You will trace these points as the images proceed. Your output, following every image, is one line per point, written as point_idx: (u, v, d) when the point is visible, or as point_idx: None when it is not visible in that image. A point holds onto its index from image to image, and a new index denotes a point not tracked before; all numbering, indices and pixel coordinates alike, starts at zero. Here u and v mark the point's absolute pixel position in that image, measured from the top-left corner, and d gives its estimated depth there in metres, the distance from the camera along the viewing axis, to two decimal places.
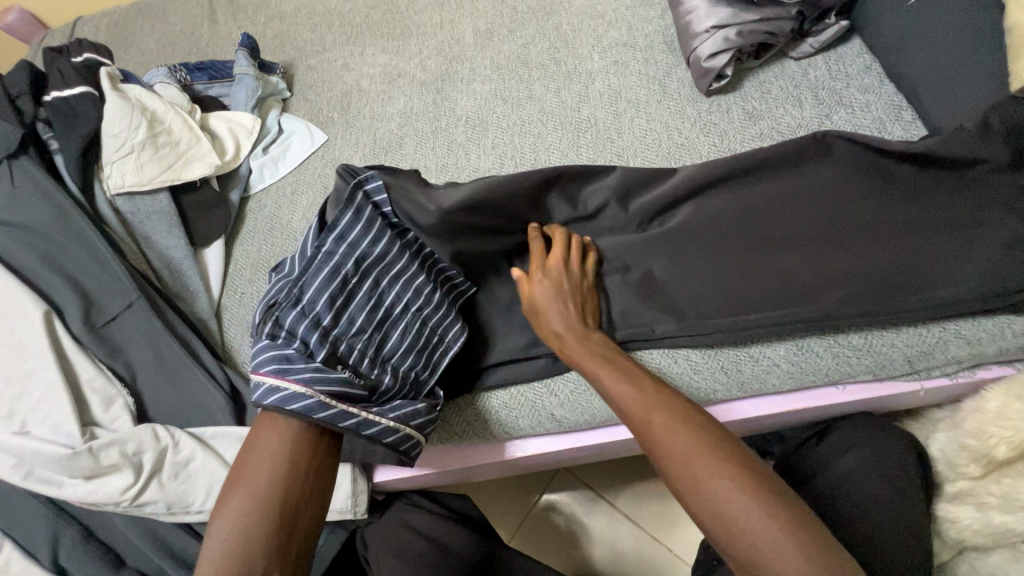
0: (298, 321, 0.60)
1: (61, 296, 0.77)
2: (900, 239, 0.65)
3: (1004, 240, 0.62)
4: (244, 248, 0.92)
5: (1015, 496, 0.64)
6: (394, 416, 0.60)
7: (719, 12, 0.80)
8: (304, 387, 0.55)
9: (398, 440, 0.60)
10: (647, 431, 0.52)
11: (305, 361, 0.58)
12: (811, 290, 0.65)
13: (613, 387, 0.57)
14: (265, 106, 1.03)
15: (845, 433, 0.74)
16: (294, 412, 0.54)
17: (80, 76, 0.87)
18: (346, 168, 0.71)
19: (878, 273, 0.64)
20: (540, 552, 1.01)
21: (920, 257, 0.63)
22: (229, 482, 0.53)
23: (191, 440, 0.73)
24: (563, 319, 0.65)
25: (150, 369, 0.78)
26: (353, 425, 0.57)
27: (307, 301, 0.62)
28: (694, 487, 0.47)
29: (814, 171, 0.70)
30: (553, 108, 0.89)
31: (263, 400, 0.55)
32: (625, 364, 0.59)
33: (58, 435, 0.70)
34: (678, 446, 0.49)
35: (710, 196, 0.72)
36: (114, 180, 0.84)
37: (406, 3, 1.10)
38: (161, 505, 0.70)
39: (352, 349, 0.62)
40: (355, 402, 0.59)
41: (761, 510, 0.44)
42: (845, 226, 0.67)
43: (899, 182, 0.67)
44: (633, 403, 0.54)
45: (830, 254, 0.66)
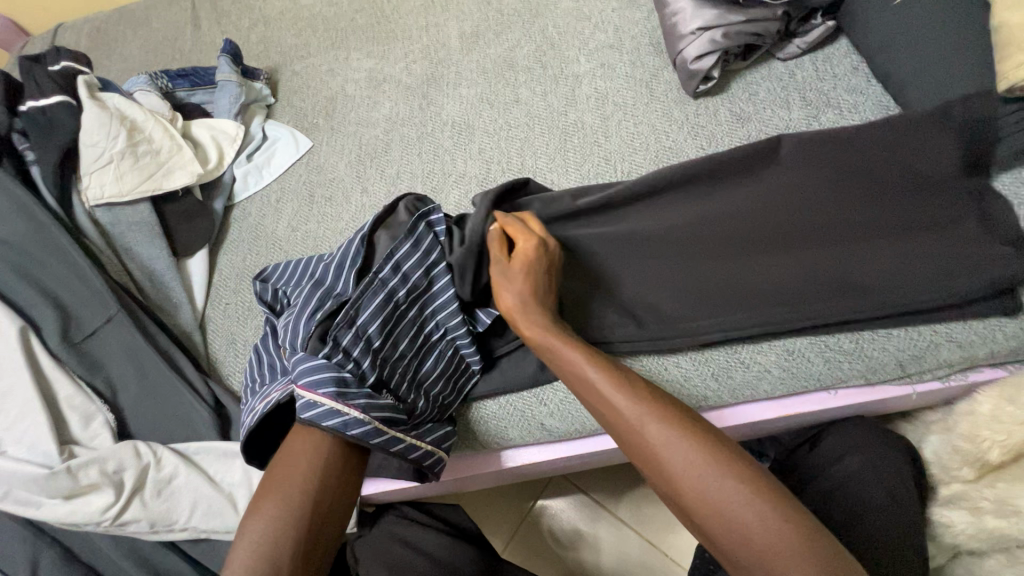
0: (353, 343, 0.62)
1: (39, 311, 0.75)
2: (856, 242, 0.65)
3: (961, 242, 0.62)
4: (229, 258, 0.90)
5: (1009, 499, 0.64)
6: (430, 439, 0.63)
7: (705, 13, 0.79)
8: (361, 413, 0.58)
9: (427, 457, 0.62)
10: (644, 441, 0.50)
11: (360, 386, 0.59)
12: (799, 292, 0.64)
13: (601, 393, 0.54)
14: (249, 113, 1.02)
15: (839, 437, 0.73)
16: (354, 437, 0.57)
17: (56, 85, 0.85)
18: (411, 200, 0.73)
19: (837, 276, 0.64)
20: (536, 560, 1.00)
21: (876, 260, 0.63)
22: (266, 481, 0.56)
23: (174, 456, 0.72)
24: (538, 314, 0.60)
25: (131, 384, 0.76)
26: (400, 451, 0.60)
27: (361, 323, 0.63)
28: (702, 500, 0.47)
29: (774, 173, 0.69)
30: (540, 112, 0.88)
31: (324, 421, 0.57)
32: (609, 364, 0.56)
33: (36, 455, 0.68)
34: (682, 457, 0.48)
35: (696, 194, 0.70)
36: (93, 191, 0.82)
37: (391, 7, 1.09)
38: (145, 523, 0.69)
39: (394, 372, 0.64)
40: (402, 427, 0.61)
41: (773, 516, 0.45)
42: (803, 229, 0.66)
43: (857, 184, 0.66)
44: (629, 411, 0.52)
45: (818, 255, 0.65)
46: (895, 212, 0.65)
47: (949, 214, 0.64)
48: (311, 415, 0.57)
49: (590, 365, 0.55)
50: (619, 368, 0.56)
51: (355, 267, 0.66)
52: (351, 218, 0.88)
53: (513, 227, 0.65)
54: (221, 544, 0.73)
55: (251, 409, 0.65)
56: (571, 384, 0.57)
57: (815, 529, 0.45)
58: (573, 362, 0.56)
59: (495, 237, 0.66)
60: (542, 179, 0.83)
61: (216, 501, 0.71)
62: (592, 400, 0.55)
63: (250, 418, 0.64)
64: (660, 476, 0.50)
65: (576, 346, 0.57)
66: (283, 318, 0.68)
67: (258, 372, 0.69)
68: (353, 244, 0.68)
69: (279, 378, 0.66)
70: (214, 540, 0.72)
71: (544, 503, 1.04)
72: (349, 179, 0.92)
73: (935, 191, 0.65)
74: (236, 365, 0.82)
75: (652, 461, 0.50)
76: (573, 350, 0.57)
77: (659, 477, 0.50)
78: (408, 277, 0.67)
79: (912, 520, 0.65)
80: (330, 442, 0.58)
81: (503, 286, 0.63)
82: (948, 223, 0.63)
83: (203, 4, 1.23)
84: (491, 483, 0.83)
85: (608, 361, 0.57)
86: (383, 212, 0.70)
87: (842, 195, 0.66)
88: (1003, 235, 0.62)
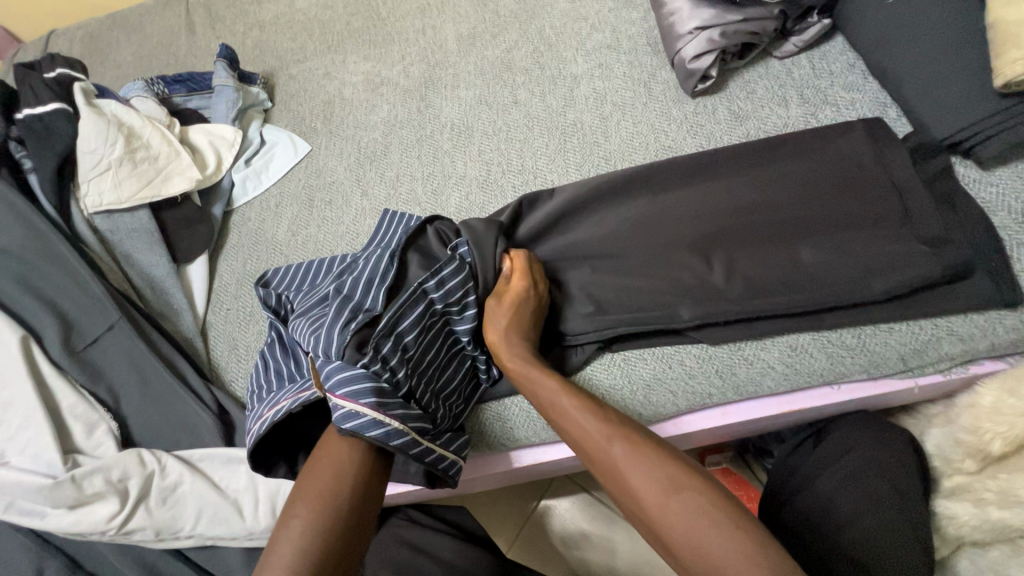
0: (391, 352, 0.62)
1: (40, 321, 0.75)
2: (784, 244, 0.67)
3: (888, 241, 0.65)
4: (229, 263, 0.90)
5: (1012, 491, 0.64)
6: (453, 448, 0.64)
7: (702, 12, 0.79)
8: (400, 423, 0.58)
9: (449, 465, 0.62)
10: (613, 461, 0.52)
11: (396, 396, 0.59)
12: (788, 283, 0.65)
13: (573, 416, 0.56)
14: (246, 118, 1.01)
15: (843, 433, 0.73)
16: (397, 447, 0.57)
17: (52, 92, 0.84)
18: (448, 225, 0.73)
19: (765, 274, 0.66)
20: (540, 560, 1.00)
21: (799, 258, 0.66)
22: (321, 462, 0.58)
23: (178, 463, 0.72)
24: (518, 347, 0.63)
25: (134, 391, 0.76)
26: (431, 461, 0.60)
27: (399, 332, 0.63)
28: (665, 517, 0.48)
29: (709, 182, 0.73)
30: (539, 113, 0.88)
31: (367, 431, 0.56)
32: (582, 390, 0.59)
33: (39, 464, 0.68)
34: (645, 474, 0.50)
35: (678, 193, 0.73)
36: (91, 199, 0.81)
37: (388, 10, 1.09)
38: (150, 532, 0.69)
39: (421, 381, 0.64)
40: (430, 436, 0.61)
41: (734, 532, 0.46)
42: (732, 232, 0.69)
43: (788, 187, 0.70)
44: (598, 430, 0.54)
45: (800, 247, 0.67)
46: (821, 215, 0.68)
47: (896, 211, 0.66)
48: (353, 426, 0.56)
49: (564, 391, 0.58)
50: (592, 395, 0.59)
51: (386, 284, 0.65)
52: (352, 222, 0.88)
53: (525, 267, 0.68)
54: (227, 550, 0.72)
55: (259, 417, 0.64)
56: (545, 411, 0.60)
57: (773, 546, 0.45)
58: (546, 387, 0.59)
59: (504, 273, 0.69)
60: (542, 180, 0.83)
61: (222, 507, 0.71)
62: (563, 425, 0.58)
63: (258, 426, 0.63)
64: (624, 495, 0.51)
65: (551, 374, 0.60)
66: (303, 325, 0.66)
67: (263, 378, 0.69)
68: (383, 260, 0.67)
69: (287, 386, 0.66)
70: (220, 547, 0.72)
71: (548, 503, 1.04)
72: (349, 182, 0.92)
73: (866, 192, 0.68)
74: (239, 370, 0.81)
75: (620, 481, 0.52)
76: (548, 377, 0.60)
77: (625, 495, 0.51)
78: (445, 292, 0.67)
79: (917, 512, 0.66)
80: (360, 450, 0.59)
81: (493, 319, 0.66)
82: (877, 223, 0.66)
83: (197, 9, 1.23)
84: (495, 485, 0.82)
85: (580, 387, 0.60)
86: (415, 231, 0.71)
87: (762, 197, 0.70)
88: (923, 235, 0.64)
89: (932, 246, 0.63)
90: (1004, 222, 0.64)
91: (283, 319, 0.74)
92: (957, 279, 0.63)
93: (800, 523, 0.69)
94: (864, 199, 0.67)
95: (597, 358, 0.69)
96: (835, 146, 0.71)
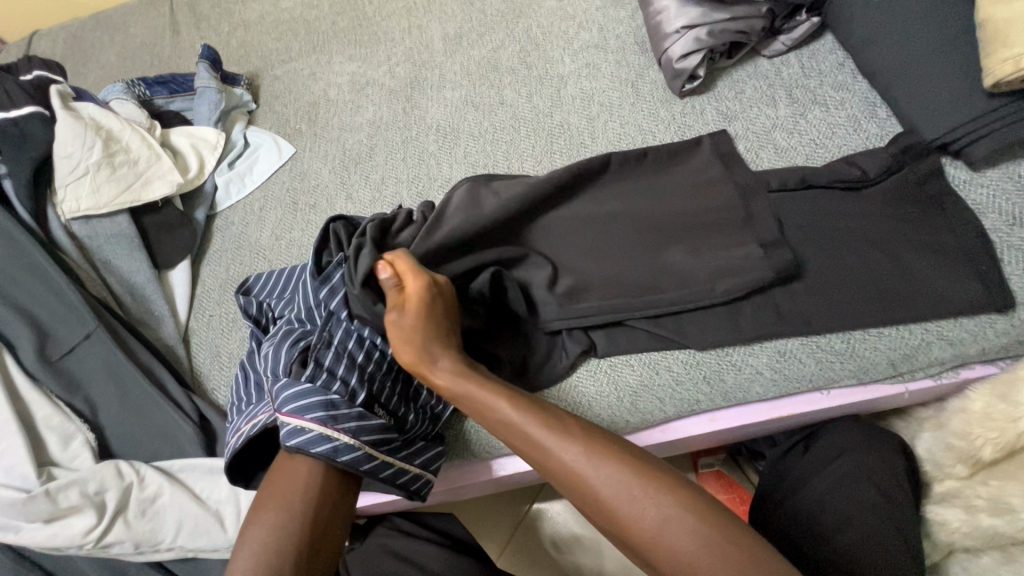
0: (335, 362, 0.61)
1: (15, 331, 0.73)
2: (663, 246, 0.68)
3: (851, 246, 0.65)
4: (212, 268, 0.88)
5: (1005, 498, 0.63)
6: (418, 461, 0.62)
7: (689, 11, 0.78)
8: (351, 437, 0.57)
9: (410, 479, 0.61)
10: (588, 485, 0.50)
11: (350, 406, 0.58)
12: (672, 282, 0.66)
13: (529, 434, 0.53)
14: (229, 120, 1.00)
15: (834, 437, 0.72)
16: (346, 462, 0.56)
17: (28, 95, 0.82)
18: (344, 227, 0.67)
19: (616, 284, 0.67)
20: (531, 565, 0.99)
21: (646, 269, 0.67)
22: (281, 481, 0.57)
23: (157, 475, 0.70)
24: (450, 362, 0.58)
25: (112, 401, 0.74)
26: (388, 476, 0.59)
27: (338, 342, 0.62)
28: (649, 538, 0.47)
29: (591, 189, 0.73)
30: (526, 113, 0.87)
31: (313, 448, 0.55)
32: (538, 407, 0.55)
33: (13, 478, 0.67)
34: (615, 486, 0.49)
35: (589, 187, 0.73)
36: (69, 205, 0.80)
37: (373, 9, 1.07)
38: (129, 545, 0.67)
39: (383, 387, 0.63)
40: (392, 448, 0.60)
41: (712, 533, 0.46)
42: (587, 243, 0.70)
43: (688, 188, 0.71)
44: (557, 446, 0.52)
45: (693, 245, 0.68)
46: (671, 228, 0.69)
47: (879, 213, 0.66)
48: (299, 442, 0.56)
49: (520, 413, 0.54)
50: (548, 410, 0.55)
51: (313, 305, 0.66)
52: None
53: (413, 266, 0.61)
54: (208, 563, 0.71)
55: (236, 430, 0.63)
56: (502, 432, 0.56)
57: (751, 539, 0.46)
58: (500, 410, 0.55)
59: (390, 284, 0.60)
60: None
61: (203, 519, 0.69)
62: (525, 448, 0.54)
63: (236, 440, 0.62)
64: (598, 509, 0.50)
65: (494, 388, 0.56)
66: (266, 342, 0.67)
67: (243, 390, 0.68)
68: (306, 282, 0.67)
69: (263, 398, 0.65)
70: (201, 559, 0.71)
71: (540, 507, 1.03)
72: (334, 185, 0.91)
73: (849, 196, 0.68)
74: (221, 378, 0.80)
75: (597, 503, 0.50)
76: (497, 395, 0.55)
77: (598, 508, 0.50)
78: None
79: (907, 517, 0.65)
80: (320, 468, 0.57)
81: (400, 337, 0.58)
82: (858, 227, 0.66)
83: (181, 8, 1.21)
84: (482, 492, 0.81)
85: (534, 402, 0.56)
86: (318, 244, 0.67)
87: (611, 211, 0.71)
88: (878, 241, 0.65)
89: (767, 248, 0.65)
90: (994, 224, 0.63)
91: (262, 329, 0.73)
92: (790, 279, 0.65)
93: (792, 530, 0.68)
94: (710, 206, 0.70)
95: (584, 364, 0.68)
96: (684, 163, 0.74)
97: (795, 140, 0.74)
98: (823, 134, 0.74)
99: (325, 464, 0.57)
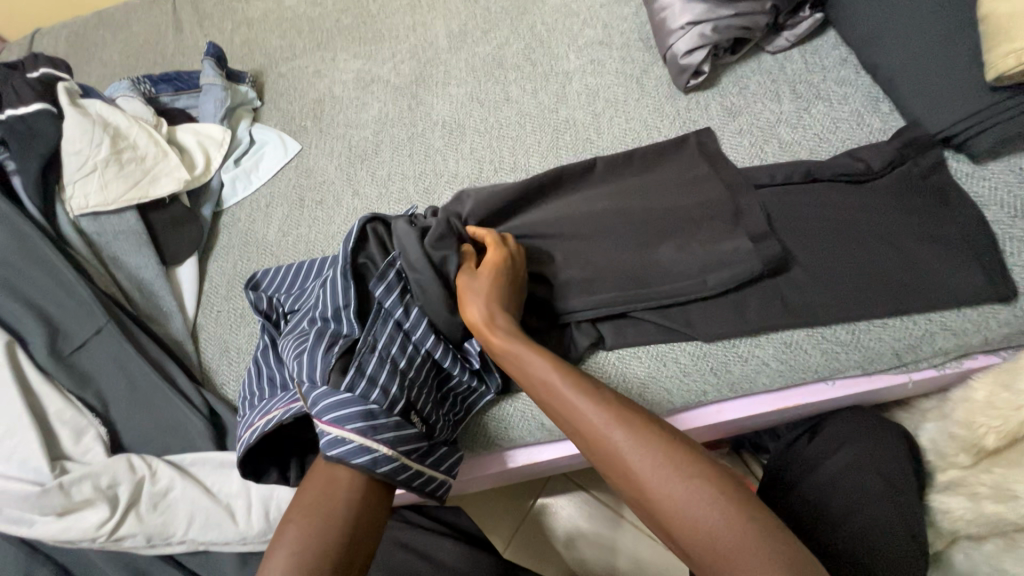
0: (378, 369, 0.61)
1: (25, 326, 0.74)
2: (657, 239, 0.69)
3: (855, 240, 0.66)
4: (220, 265, 0.89)
5: (1007, 485, 0.65)
6: (445, 467, 0.63)
7: (693, 7, 0.78)
8: (388, 447, 0.57)
9: (436, 486, 0.62)
10: (619, 453, 0.50)
11: (388, 416, 0.59)
12: (669, 273, 0.67)
13: (567, 399, 0.54)
14: (235, 117, 1.00)
15: (837, 428, 0.73)
16: (385, 474, 0.57)
17: (36, 92, 0.83)
18: (384, 228, 0.71)
19: (608, 279, 0.68)
20: (537, 559, 1.00)
21: (634, 263, 0.68)
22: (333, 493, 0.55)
23: (169, 468, 0.71)
24: (502, 321, 0.59)
25: (123, 396, 0.75)
26: (418, 484, 0.60)
27: (381, 347, 0.63)
28: (675, 510, 0.47)
29: (580, 191, 0.75)
30: (531, 110, 0.88)
31: (353, 459, 0.56)
32: (580, 375, 0.55)
33: (26, 471, 0.67)
34: (644, 458, 0.49)
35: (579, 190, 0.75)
36: (77, 201, 0.80)
37: (378, 7, 1.07)
38: (141, 538, 0.68)
39: (419, 393, 0.63)
40: (421, 455, 0.60)
41: (741, 520, 0.45)
42: (577, 243, 0.71)
43: (676, 184, 0.73)
44: (593, 412, 0.52)
45: (684, 239, 0.69)
46: (658, 224, 0.70)
47: (883, 205, 0.67)
48: (339, 453, 0.56)
49: (563, 376, 0.55)
50: (588, 379, 0.55)
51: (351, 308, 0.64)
52: (344, 221, 0.87)
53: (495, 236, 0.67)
54: (220, 556, 0.72)
55: (249, 425, 0.64)
56: (539, 396, 0.56)
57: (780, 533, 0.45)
58: (541, 373, 0.55)
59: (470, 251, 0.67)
60: None
61: (214, 512, 0.70)
62: (562, 411, 0.54)
63: (248, 434, 0.63)
64: (627, 480, 0.50)
65: (537, 352, 0.57)
66: (288, 337, 0.67)
67: (256, 385, 0.68)
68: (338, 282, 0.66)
69: (278, 394, 0.65)
70: (212, 553, 0.71)
71: (545, 502, 1.04)
72: (340, 182, 0.91)
73: (851, 190, 0.69)
74: (230, 373, 0.80)
75: (624, 471, 0.50)
76: (542, 359, 0.56)
77: (626, 478, 0.50)
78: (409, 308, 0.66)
79: (911, 507, 0.66)
80: (362, 478, 0.57)
81: (471, 289, 0.62)
82: (862, 223, 0.67)
83: (184, 7, 1.21)
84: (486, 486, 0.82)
85: (576, 370, 0.56)
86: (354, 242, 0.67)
87: (596, 210, 0.72)
88: (884, 235, 0.65)
89: (757, 241, 0.66)
90: (997, 216, 0.64)
91: (274, 324, 0.73)
92: (780, 272, 0.66)
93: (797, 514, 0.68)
94: (693, 203, 0.71)
95: (592, 357, 0.69)
96: (673, 159, 0.75)
97: (800, 134, 0.75)
98: (827, 129, 0.75)
99: (364, 474, 0.57)
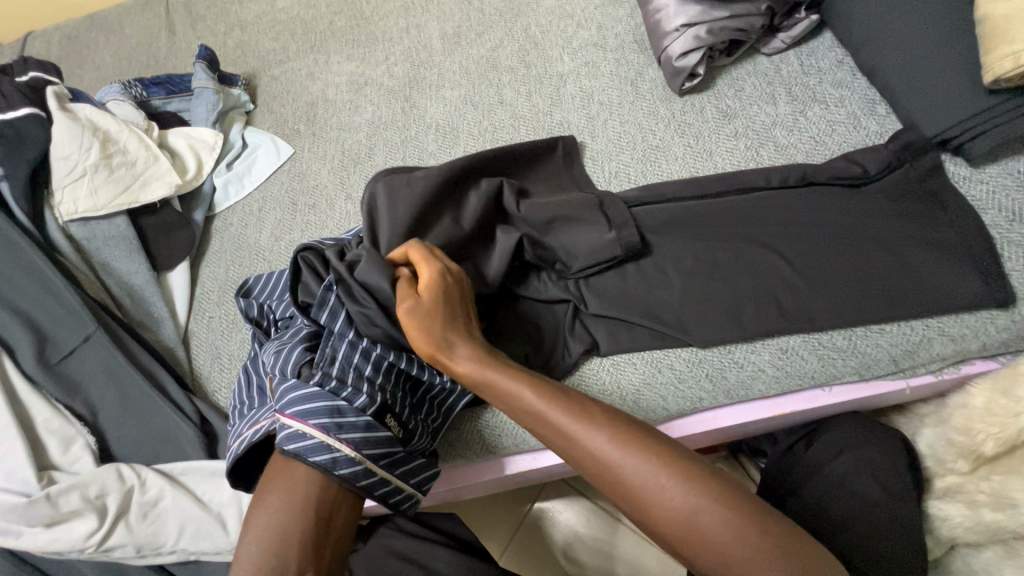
0: (345, 372, 0.60)
1: (13, 334, 0.73)
2: (549, 226, 0.69)
3: (848, 246, 0.65)
4: (212, 269, 0.88)
5: (1007, 493, 0.64)
6: (413, 480, 0.61)
7: (688, 9, 0.78)
8: (353, 449, 0.57)
9: (401, 499, 0.60)
10: (604, 471, 0.50)
11: (358, 415, 0.58)
12: (573, 260, 0.68)
13: (546, 421, 0.53)
14: (227, 120, 0.99)
15: (835, 434, 0.72)
16: (344, 476, 0.56)
17: (25, 97, 0.82)
18: (316, 256, 0.66)
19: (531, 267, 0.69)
20: (533, 564, 0.99)
21: (492, 260, 0.68)
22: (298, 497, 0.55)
23: (158, 478, 0.70)
24: (464, 346, 0.57)
25: (112, 404, 0.74)
26: (383, 493, 0.59)
27: (342, 359, 0.61)
28: (678, 523, 0.47)
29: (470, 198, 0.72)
30: (524, 112, 0.87)
31: (312, 456, 0.55)
32: (554, 391, 0.54)
33: (13, 482, 0.67)
34: (630, 476, 0.48)
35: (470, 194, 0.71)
36: (66, 207, 0.79)
37: (371, 9, 1.07)
38: (131, 548, 0.67)
39: (395, 396, 0.62)
40: (393, 463, 0.59)
41: (733, 523, 0.46)
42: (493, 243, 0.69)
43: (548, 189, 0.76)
44: (574, 433, 0.51)
45: (573, 232, 0.69)
46: (520, 216, 0.69)
47: (880, 209, 0.66)
48: (297, 448, 0.55)
49: (546, 400, 0.53)
50: (564, 393, 0.54)
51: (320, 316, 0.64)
52: (337, 225, 0.87)
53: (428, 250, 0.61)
54: (211, 566, 0.71)
55: (238, 435, 0.63)
56: (526, 421, 0.55)
57: (774, 525, 0.46)
58: (524, 398, 0.54)
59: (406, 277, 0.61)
60: None
61: (205, 522, 0.69)
62: (548, 437, 0.53)
63: (237, 444, 0.62)
64: (618, 495, 0.50)
65: (512, 372, 0.55)
66: (271, 347, 0.66)
67: (245, 394, 0.68)
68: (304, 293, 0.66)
69: (267, 403, 0.64)
70: (204, 563, 0.71)
71: (543, 506, 1.03)
72: (333, 185, 0.90)
73: (850, 194, 0.68)
74: (222, 381, 0.79)
75: (614, 488, 0.50)
76: (514, 379, 0.55)
77: (617, 495, 0.50)
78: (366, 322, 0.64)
79: (911, 516, 0.65)
80: (323, 477, 0.56)
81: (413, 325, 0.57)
82: (860, 227, 0.66)
83: (177, 8, 1.20)
84: (489, 491, 0.81)
85: (551, 386, 0.55)
86: (291, 277, 0.66)
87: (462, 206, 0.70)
88: (879, 239, 0.65)
89: (618, 230, 0.68)
90: (994, 220, 0.64)
91: (264, 332, 0.73)
92: (643, 254, 0.69)
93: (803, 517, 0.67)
94: (563, 198, 0.70)
95: (586, 363, 0.68)
96: (546, 168, 0.78)
97: (795, 137, 0.74)
98: (823, 131, 0.74)
99: (323, 475, 0.56)
